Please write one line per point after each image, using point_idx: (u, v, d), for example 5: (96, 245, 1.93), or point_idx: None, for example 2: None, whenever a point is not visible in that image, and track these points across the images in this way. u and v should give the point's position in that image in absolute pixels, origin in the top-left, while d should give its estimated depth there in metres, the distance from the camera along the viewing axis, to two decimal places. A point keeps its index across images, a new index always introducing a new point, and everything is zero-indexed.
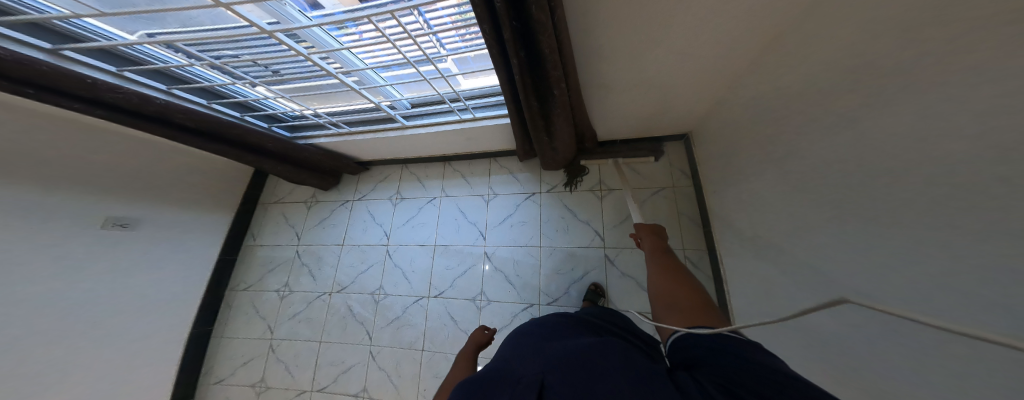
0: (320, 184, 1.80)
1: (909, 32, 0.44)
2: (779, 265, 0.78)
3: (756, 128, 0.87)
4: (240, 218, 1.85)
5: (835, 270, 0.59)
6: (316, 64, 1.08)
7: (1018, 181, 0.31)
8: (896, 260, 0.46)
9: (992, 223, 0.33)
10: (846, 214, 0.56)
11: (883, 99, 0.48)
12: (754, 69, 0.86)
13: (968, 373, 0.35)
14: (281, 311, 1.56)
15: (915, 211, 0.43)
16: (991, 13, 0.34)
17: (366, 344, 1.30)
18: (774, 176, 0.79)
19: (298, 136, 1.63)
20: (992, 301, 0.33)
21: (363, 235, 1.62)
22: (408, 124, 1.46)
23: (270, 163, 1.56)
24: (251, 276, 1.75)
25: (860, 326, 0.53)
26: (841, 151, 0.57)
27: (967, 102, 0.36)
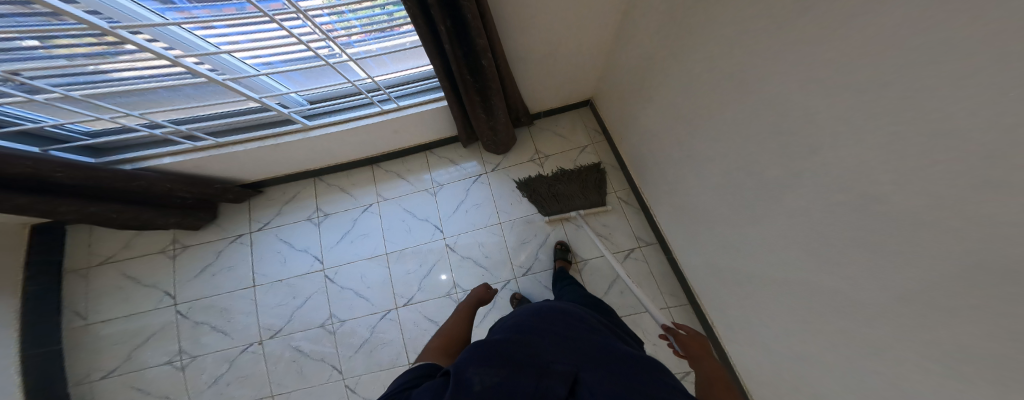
0: (181, 223, 1.31)
1: (724, 30, 0.66)
2: (681, 194, 1.06)
3: (640, 90, 1.09)
4: (38, 294, 1.22)
5: (716, 193, 0.86)
6: (143, 49, 0.73)
7: (808, 128, 0.52)
8: (756, 182, 0.70)
9: (793, 153, 0.57)
10: (718, 154, 0.81)
11: (721, 74, 0.71)
12: (628, 45, 1.06)
13: (802, 238, 0.61)
14: (191, 386, 1.18)
15: (757, 150, 0.67)
16: (768, 27, 0.55)
17: (338, 379, 1.16)
18: (663, 129, 1.03)
19: (116, 160, 1.12)
20: (804, 197, 0.58)
21: (283, 267, 1.31)
22: (313, 123, 1.19)
23: (73, 203, 1.05)
24: (110, 359, 1.23)
25: (739, 226, 0.81)
26: (706, 111, 0.80)
27: (767, 78, 0.58)
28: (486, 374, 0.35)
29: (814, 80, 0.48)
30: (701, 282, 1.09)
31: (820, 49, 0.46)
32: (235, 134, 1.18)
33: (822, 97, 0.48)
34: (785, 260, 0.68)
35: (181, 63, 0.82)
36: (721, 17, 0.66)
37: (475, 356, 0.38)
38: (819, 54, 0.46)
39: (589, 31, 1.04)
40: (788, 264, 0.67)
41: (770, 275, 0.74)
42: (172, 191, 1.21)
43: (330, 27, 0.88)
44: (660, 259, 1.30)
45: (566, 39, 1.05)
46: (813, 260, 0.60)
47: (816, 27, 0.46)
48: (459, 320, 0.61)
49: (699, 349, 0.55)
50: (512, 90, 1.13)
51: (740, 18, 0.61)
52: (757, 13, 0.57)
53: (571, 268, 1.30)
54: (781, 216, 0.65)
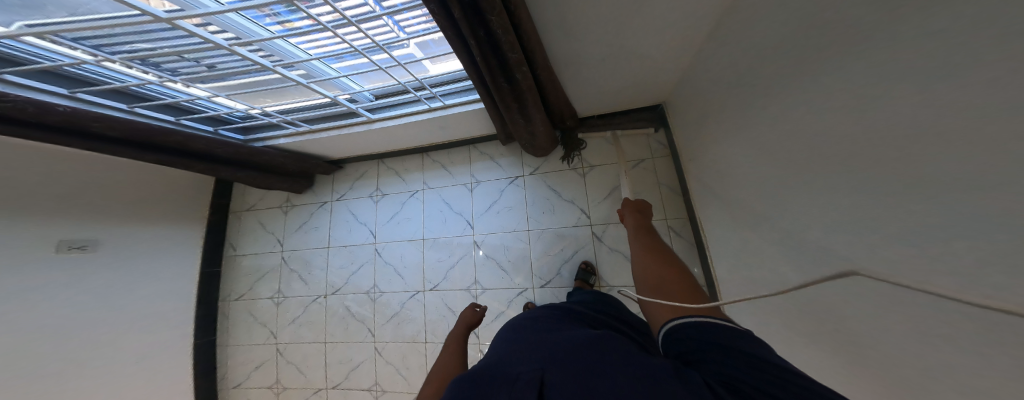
0: (292, 188, 1.70)
1: (830, 31, 0.45)
2: (747, 239, 0.82)
3: (718, 99, 0.86)
4: (213, 229, 1.76)
5: (789, 249, 0.63)
6: (248, 59, 0.96)
7: (933, 196, 0.32)
8: (840, 250, 0.49)
9: (901, 229, 0.37)
10: (796, 199, 0.58)
11: (812, 91, 0.50)
12: (712, 43, 0.83)
13: (902, 360, 0.40)
14: (280, 317, 1.56)
15: (849, 208, 0.45)
16: (890, 27, 0.35)
17: (370, 341, 1.35)
18: (737, 150, 0.80)
19: (253, 138, 1.51)
20: (913, 298, 0.37)
21: (348, 235, 1.58)
22: (375, 117, 1.36)
23: (228, 169, 1.45)
24: (241, 286, 1.71)
25: (806, 300, 0.59)
26: (789, 139, 0.58)
27: (874, 108, 0.38)
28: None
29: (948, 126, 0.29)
30: None
31: (969, 75, 0.27)
32: (321, 122, 1.42)
33: (962, 154, 0.28)
34: (863, 371, 0.47)
35: (274, 67, 1.04)
36: (830, 10, 0.45)
37: (451, 399, 0.37)
38: (970, 83, 0.27)
39: (650, 37, 0.85)
40: (872, 384, 0.46)
41: (840, 383, 0.52)
42: (285, 164, 1.55)
43: (401, 24, 0.93)
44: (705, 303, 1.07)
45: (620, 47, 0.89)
46: (916, 396, 0.39)
47: (961, 39, 0.27)
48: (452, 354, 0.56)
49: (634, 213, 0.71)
50: (551, 93, 1.06)
51: (854, 12, 0.40)
52: (877, 9, 0.37)
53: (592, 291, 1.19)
54: (869, 312, 0.44)
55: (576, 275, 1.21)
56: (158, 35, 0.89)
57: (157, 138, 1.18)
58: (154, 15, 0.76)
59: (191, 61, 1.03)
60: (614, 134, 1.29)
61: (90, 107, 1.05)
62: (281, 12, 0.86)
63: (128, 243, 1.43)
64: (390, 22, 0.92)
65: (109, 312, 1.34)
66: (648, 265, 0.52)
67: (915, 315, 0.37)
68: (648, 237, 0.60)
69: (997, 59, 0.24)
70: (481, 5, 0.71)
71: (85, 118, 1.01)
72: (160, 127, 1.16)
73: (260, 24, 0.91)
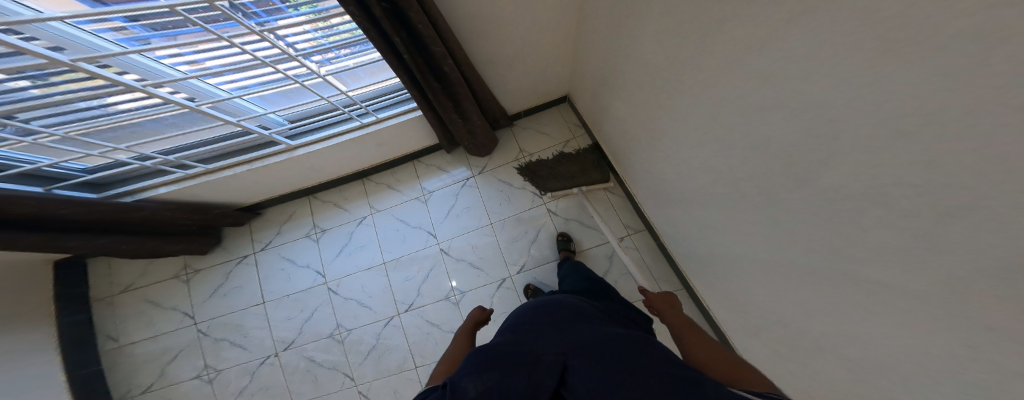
0: (187, 250, 1.35)
1: (687, 32, 0.64)
2: (662, 190, 1.05)
3: (609, 81, 1.05)
4: (72, 325, 1.31)
5: (697, 193, 0.85)
6: (105, 79, 0.71)
7: (780, 137, 0.51)
8: (732, 186, 0.69)
9: (768, 162, 0.56)
10: (696, 155, 0.78)
11: (686, 74, 0.69)
12: (591, 33, 1.00)
13: (780, 249, 0.61)
14: (219, 395, 1.29)
15: (731, 155, 0.65)
16: (730, 32, 0.53)
17: (351, 386, 1.24)
18: (637, 123, 1.01)
19: (116, 194, 1.15)
20: (781, 207, 0.57)
21: (287, 284, 1.37)
22: (296, 143, 1.18)
23: (80, 238, 1.09)
24: (145, 376, 1.34)
25: (719, 226, 0.80)
26: (679, 112, 0.77)
27: (734, 85, 0.57)
28: (479, 379, 0.38)
29: (778, 92, 0.47)
30: (698, 278, 1.07)
31: (785, 60, 0.44)
32: (223, 159, 1.19)
33: (789, 109, 0.46)
34: (771, 260, 0.65)
35: (149, 91, 0.79)
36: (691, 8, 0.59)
37: (467, 367, 0.41)
38: (786, 66, 0.44)
39: (553, 24, 1.00)
40: (768, 269, 0.67)
41: (756, 279, 0.73)
42: (173, 220, 1.24)
43: (297, 45, 0.85)
44: (650, 247, 1.27)
45: (529, 39, 1.02)
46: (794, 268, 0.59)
47: (775, 40, 0.44)
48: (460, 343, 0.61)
49: (665, 303, 0.67)
50: (481, 91, 1.09)
51: (713, 8, 0.54)
52: (717, 21, 0.55)
53: (577, 256, 1.30)
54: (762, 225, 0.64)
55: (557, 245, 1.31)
56: None
57: None
58: None
59: None
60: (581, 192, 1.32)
61: None
62: (134, 26, 0.67)
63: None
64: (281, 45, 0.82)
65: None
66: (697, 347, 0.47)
67: (793, 212, 0.54)
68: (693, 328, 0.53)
69: (794, 51, 0.42)
70: (398, 3, 0.70)
71: None
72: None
73: (110, 40, 0.69)
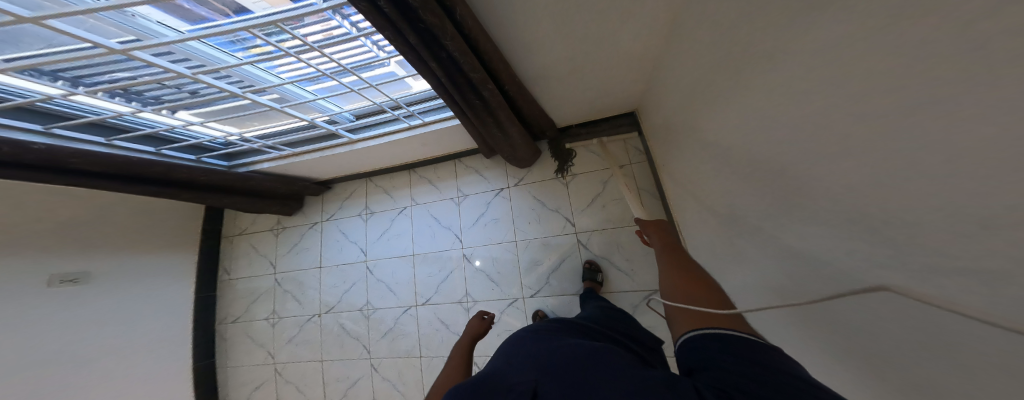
0: (281, 211, 1.72)
1: (754, 51, 0.51)
2: (722, 236, 0.86)
3: (681, 103, 0.89)
4: (206, 256, 1.77)
5: (758, 249, 0.66)
6: (214, 86, 0.98)
7: (846, 205, 0.37)
8: (797, 254, 0.52)
9: (835, 234, 0.41)
10: (755, 201, 0.62)
11: (749, 104, 0.55)
12: (671, 57, 0.86)
13: (864, 360, 0.43)
14: (277, 338, 1.58)
15: (794, 213, 0.50)
16: (798, 58, 0.40)
17: (367, 358, 1.37)
18: (699, 153, 0.84)
19: (237, 164, 1.55)
20: (855, 302, 0.41)
21: (339, 254, 1.60)
22: (357, 137, 1.39)
23: (214, 196, 1.48)
24: (236, 309, 1.72)
25: (778, 297, 0.62)
26: (740, 146, 0.62)
27: (798, 125, 0.43)
28: None
29: (842, 140, 0.34)
30: None
31: (852, 102, 0.32)
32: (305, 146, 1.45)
33: (858, 167, 0.33)
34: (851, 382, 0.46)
35: (246, 94, 1.06)
36: (766, 35, 0.46)
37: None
38: (853, 109, 0.32)
39: (610, 49, 0.89)
40: (850, 381, 0.47)
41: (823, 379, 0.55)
42: (273, 188, 1.58)
43: (381, 43, 0.96)
44: None
45: (577, 68, 0.95)
46: (887, 390, 0.41)
47: (842, 74, 0.32)
48: (455, 366, 0.59)
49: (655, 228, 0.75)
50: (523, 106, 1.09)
51: (786, 38, 0.42)
52: (786, 41, 0.42)
53: (602, 289, 1.20)
54: (833, 318, 0.47)
55: (583, 275, 1.22)
56: (129, 65, 0.90)
57: (139, 169, 1.20)
58: (111, 48, 0.76)
59: (177, 89, 1.05)
60: (601, 141, 1.30)
61: (69, 142, 1.05)
62: (250, 37, 0.86)
63: (113, 277, 1.42)
64: (369, 43, 0.95)
65: (102, 343, 1.35)
66: (676, 282, 0.54)
67: (884, 330, 0.37)
68: (678, 259, 0.60)
69: (864, 92, 0.30)
70: (433, 31, 0.72)
71: (65, 155, 1.02)
72: (144, 159, 1.19)
73: (228, 53, 0.93)
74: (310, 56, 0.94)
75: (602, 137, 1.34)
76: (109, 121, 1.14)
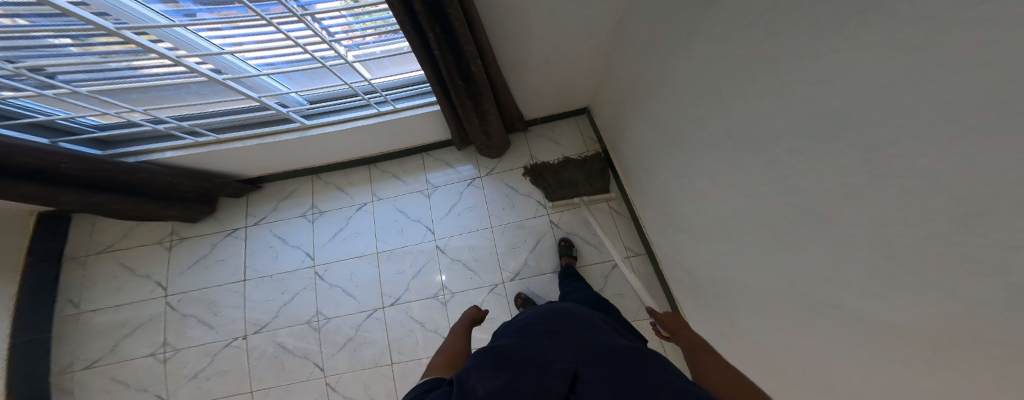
0: (180, 216, 1.34)
1: (691, 34, 0.72)
2: (663, 197, 1.07)
3: (628, 93, 1.12)
4: (34, 282, 1.23)
5: (695, 192, 0.87)
6: (146, 48, 0.78)
7: (761, 120, 0.56)
8: (724, 180, 0.73)
9: (750, 148, 0.61)
10: (692, 152, 0.83)
11: (688, 75, 0.77)
12: (625, 60, 1.07)
13: (763, 240, 0.64)
14: (171, 377, 1.17)
15: (721, 147, 0.70)
16: (726, 28, 0.60)
17: (319, 377, 1.15)
18: (647, 131, 1.07)
19: (120, 153, 1.17)
20: (762, 194, 0.61)
21: (273, 262, 1.32)
22: (311, 123, 1.24)
23: (75, 194, 1.09)
24: (95, 348, 1.22)
25: (709, 224, 0.83)
26: (681, 111, 0.84)
27: (727, 76, 0.63)
28: (487, 378, 0.35)
29: (761, 73, 0.54)
30: (688, 295, 1.07)
31: (768, 43, 0.51)
32: (234, 132, 1.23)
33: (769, 89, 0.52)
34: (763, 270, 0.66)
35: (183, 61, 0.86)
36: (708, 27, 0.65)
37: (471, 366, 0.38)
38: (768, 47, 0.51)
39: (577, 40, 1.07)
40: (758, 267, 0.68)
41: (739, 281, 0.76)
42: (174, 184, 1.24)
43: (332, 30, 0.92)
44: (647, 270, 1.29)
45: (550, 56, 1.11)
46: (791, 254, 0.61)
47: (761, 26, 0.51)
48: (456, 339, 0.60)
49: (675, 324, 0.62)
50: (502, 92, 1.17)
51: (724, 23, 0.60)
52: (715, 20, 0.63)
53: (579, 263, 1.30)
54: (748, 219, 0.67)
55: (558, 253, 1.30)
56: None
57: None
58: None
59: None
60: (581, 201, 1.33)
61: None
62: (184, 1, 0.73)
63: None
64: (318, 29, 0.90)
65: None
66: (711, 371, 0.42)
67: (778, 206, 0.57)
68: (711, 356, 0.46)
69: (777, 32, 0.48)
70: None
71: None
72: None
73: (156, 10, 0.75)
74: (293, 25, 0.86)
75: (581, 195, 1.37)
76: None
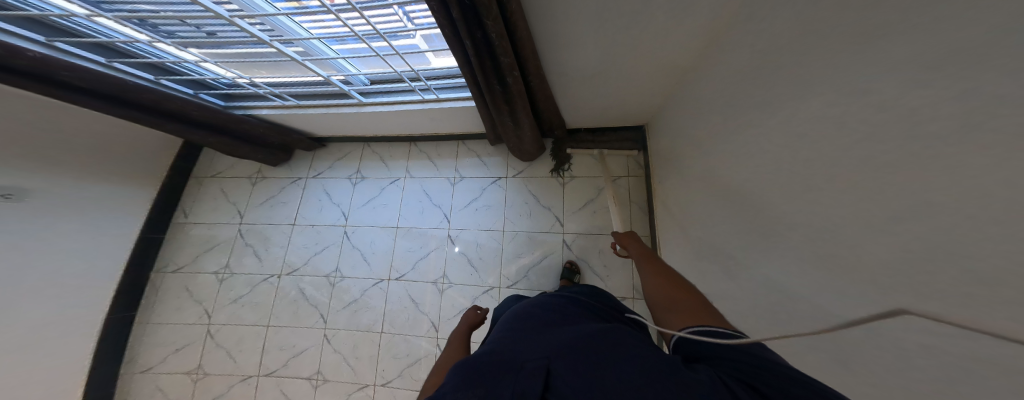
0: (265, 160, 1.63)
1: (781, 47, 0.56)
2: (703, 239, 0.90)
3: (694, 115, 0.96)
4: (169, 188, 1.62)
5: (739, 241, 0.71)
6: (246, 31, 0.99)
7: (849, 169, 0.41)
8: (778, 236, 0.57)
9: (820, 203, 0.46)
10: (746, 192, 0.68)
11: (767, 99, 0.61)
12: (699, 74, 0.91)
13: (807, 323, 0.49)
14: (220, 296, 1.42)
15: (785, 193, 0.55)
16: (829, 42, 0.45)
17: (320, 328, 1.26)
18: (704, 160, 0.90)
19: (235, 106, 1.48)
20: (823, 266, 0.45)
21: (317, 214, 1.52)
22: (366, 101, 1.40)
23: (198, 133, 1.39)
24: (182, 257, 1.56)
25: (751, 286, 0.66)
26: (747, 141, 0.68)
27: (815, 108, 0.48)
28: (463, 394, 0.33)
29: (863, 106, 0.38)
30: None
31: (882, 64, 0.35)
32: (314, 100, 1.43)
33: (871, 127, 0.37)
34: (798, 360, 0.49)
35: (271, 42, 1.06)
36: (808, 39, 0.49)
37: (453, 381, 0.37)
38: (881, 69, 0.36)
39: (637, 56, 0.94)
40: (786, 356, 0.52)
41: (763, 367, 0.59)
42: (263, 135, 1.52)
43: (414, 15, 0.97)
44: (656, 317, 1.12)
45: (602, 69, 1.02)
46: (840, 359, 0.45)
47: (879, 35, 0.36)
48: (454, 348, 0.58)
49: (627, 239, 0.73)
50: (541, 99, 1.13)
51: (830, 34, 0.45)
52: (819, 31, 0.47)
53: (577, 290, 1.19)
54: (798, 296, 0.51)
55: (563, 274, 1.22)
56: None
57: (130, 93, 1.16)
58: None
59: (192, 27, 1.05)
60: (601, 153, 1.36)
61: (64, 56, 1.05)
62: None
63: (72, 209, 1.30)
64: (402, 13, 0.96)
65: (30, 261, 1.19)
66: (657, 278, 0.52)
67: (841, 286, 0.42)
68: (652, 261, 0.58)
69: (895, 49, 0.34)
70: (477, 8, 0.77)
71: (55, 66, 1.00)
72: (138, 84, 1.15)
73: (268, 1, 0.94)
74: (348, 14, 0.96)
75: (603, 147, 1.40)
76: (121, 45, 1.14)
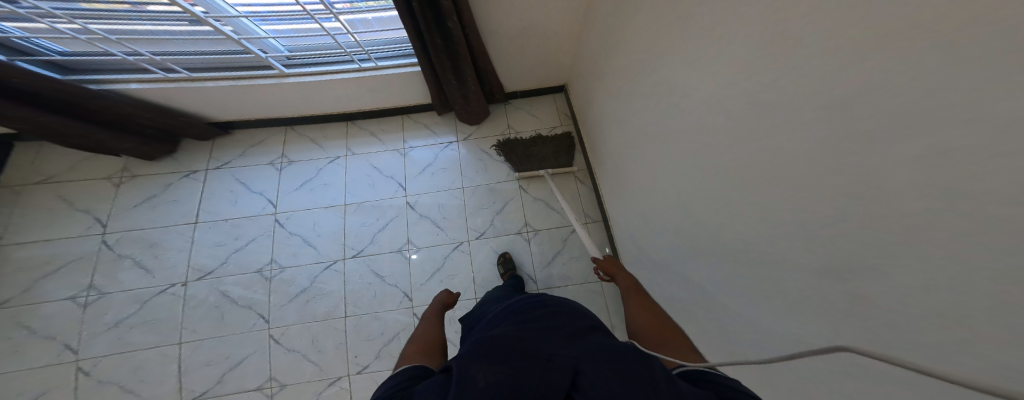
0: (136, 151, 1.25)
1: None
2: (618, 153, 1.11)
3: (594, 58, 1.17)
4: None
5: (638, 137, 0.92)
6: None
7: (689, 38, 0.61)
8: (658, 114, 0.78)
9: (676, 73, 0.67)
10: (637, 96, 0.89)
11: (638, 21, 0.81)
12: (594, 30, 1.12)
13: (683, 161, 0.69)
14: (89, 323, 1.06)
15: (659, 81, 0.76)
16: None
17: (262, 329, 1.07)
18: (606, 90, 1.11)
19: (83, 79, 1.11)
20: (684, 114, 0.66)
21: (231, 207, 1.26)
22: (289, 72, 1.24)
23: (19, 110, 1.04)
24: (6, 289, 1.09)
25: (648, 162, 0.88)
26: (632, 58, 0.89)
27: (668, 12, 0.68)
28: (491, 369, 0.29)
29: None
30: (632, 255, 1.11)
31: None
32: (212, 72, 1.20)
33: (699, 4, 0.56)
34: (690, 194, 0.68)
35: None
36: None
37: (476, 351, 0.32)
38: None
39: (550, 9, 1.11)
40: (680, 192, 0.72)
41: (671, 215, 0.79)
42: (136, 116, 1.19)
43: None
44: (603, 237, 1.30)
45: (527, 24, 1.15)
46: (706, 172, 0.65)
47: None
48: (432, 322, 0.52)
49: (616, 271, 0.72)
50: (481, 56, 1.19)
51: None
52: None
53: (541, 228, 1.30)
54: (673, 146, 0.72)
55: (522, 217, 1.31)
56: None
57: None
58: None
59: None
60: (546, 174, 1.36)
61: None
62: None
63: None
64: None
65: None
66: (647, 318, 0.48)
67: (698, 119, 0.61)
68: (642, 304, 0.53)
69: None
70: None
71: None
72: None
73: None
74: None
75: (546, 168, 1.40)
76: None
